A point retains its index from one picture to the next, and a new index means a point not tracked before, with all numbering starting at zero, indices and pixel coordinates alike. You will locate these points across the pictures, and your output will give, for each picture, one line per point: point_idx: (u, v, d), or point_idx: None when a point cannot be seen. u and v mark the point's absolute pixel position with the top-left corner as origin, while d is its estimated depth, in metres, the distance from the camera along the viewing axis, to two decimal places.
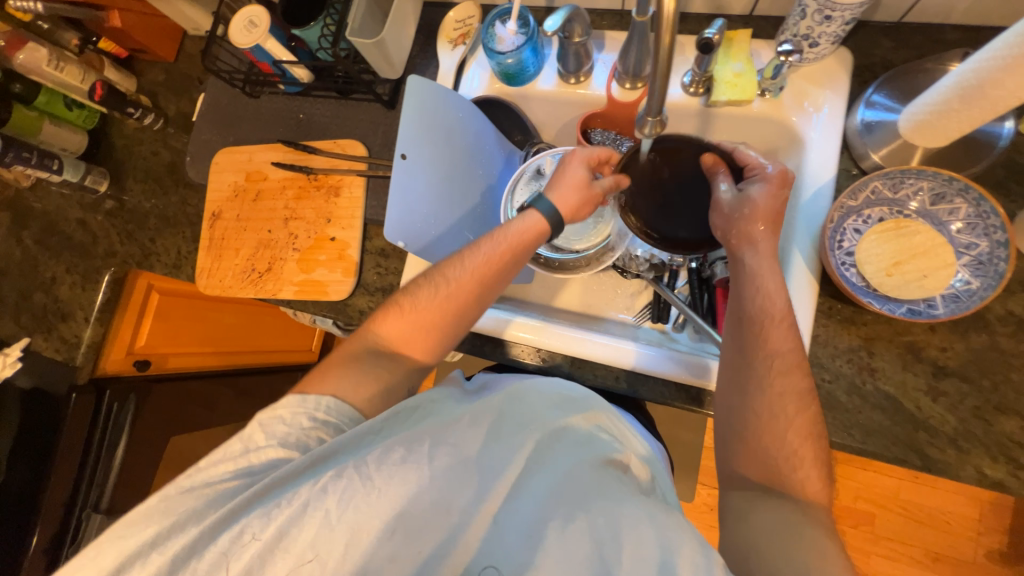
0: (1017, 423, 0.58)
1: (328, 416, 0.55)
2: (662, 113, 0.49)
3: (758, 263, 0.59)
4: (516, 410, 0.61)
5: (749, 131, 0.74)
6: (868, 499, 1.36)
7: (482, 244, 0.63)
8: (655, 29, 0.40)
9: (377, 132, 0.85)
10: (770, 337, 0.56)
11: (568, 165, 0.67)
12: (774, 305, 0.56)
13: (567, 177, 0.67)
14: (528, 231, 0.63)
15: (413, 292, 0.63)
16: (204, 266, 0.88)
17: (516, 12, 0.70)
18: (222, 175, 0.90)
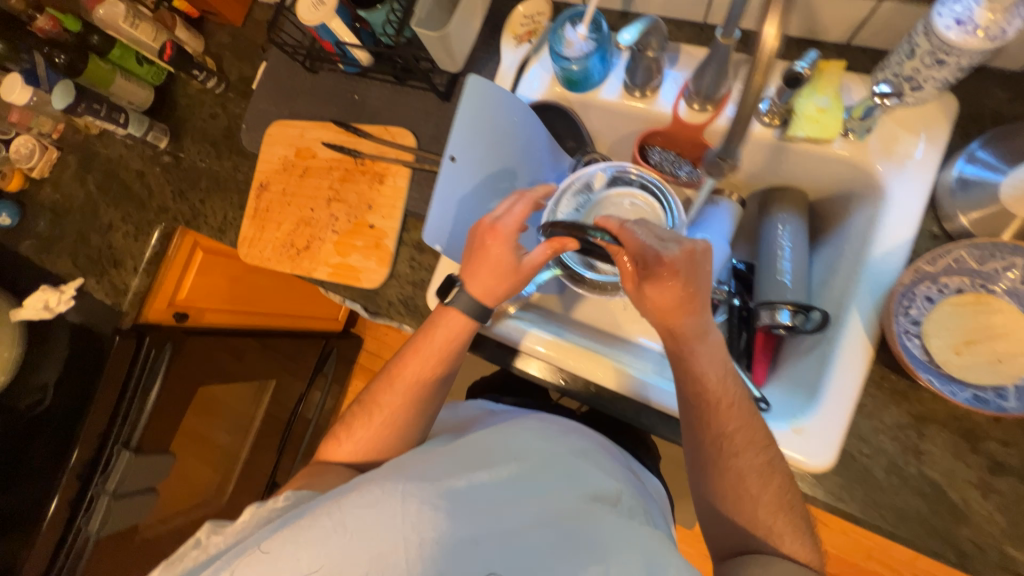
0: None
1: (285, 502, 0.57)
2: (735, 156, 0.51)
3: (701, 348, 0.60)
4: (499, 437, 0.60)
5: (824, 171, 0.68)
6: (880, 560, 1.29)
7: (409, 356, 0.68)
8: (749, 67, 0.41)
9: (428, 123, 0.83)
10: (717, 423, 0.58)
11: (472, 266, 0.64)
12: (709, 392, 0.58)
13: (475, 270, 0.64)
14: (446, 331, 0.67)
15: (351, 424, 0.69)
16: (246, 235, 0.90)
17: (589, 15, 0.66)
18: (274, 147, 0.91)
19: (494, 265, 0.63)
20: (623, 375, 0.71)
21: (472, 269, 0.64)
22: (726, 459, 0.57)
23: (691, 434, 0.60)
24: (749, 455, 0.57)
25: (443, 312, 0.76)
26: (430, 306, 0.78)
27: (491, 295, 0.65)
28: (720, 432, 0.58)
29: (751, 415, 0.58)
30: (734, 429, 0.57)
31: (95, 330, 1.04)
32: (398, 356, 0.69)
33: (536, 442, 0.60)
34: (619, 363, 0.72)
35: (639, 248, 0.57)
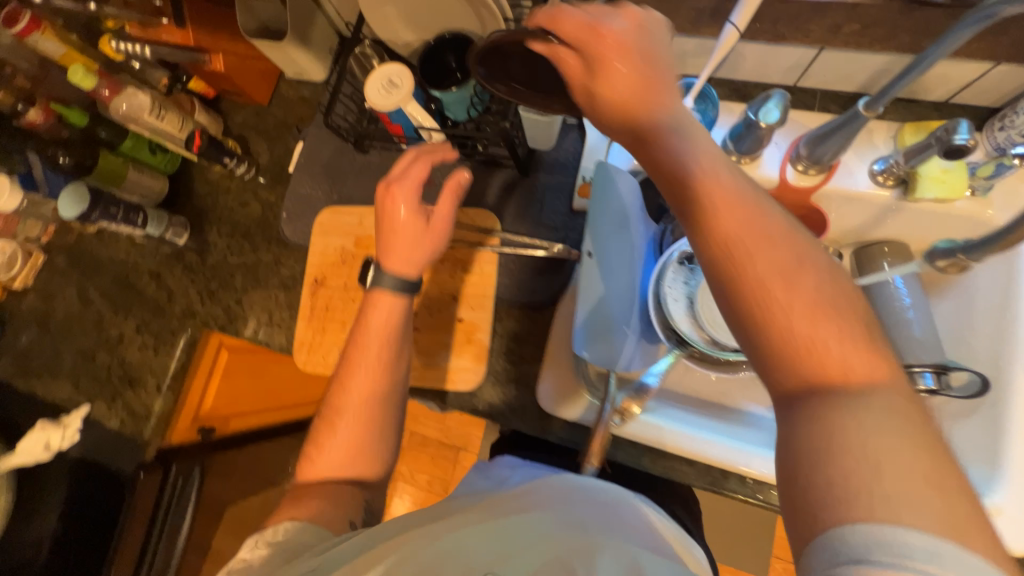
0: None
1: (280, 538, 0.49)
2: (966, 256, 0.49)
3: (700, 157, 0.39)
4: (513, 503, 0.47)
5: (934, 227, 0.68)
6: None
7: (356, 355, 0.60)
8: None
9: (509, 201, 0.77)
10: (803, 279, 0.34)
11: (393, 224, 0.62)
12: (728, 221, 0.36)
13: (395, 231, 0.62)
14: (386, 309, 0.61)
15: (316, 435, 0.59)
16: (303, 339, 0.79)
17: (699, 88, 0.63)
18: (328, 238, 0.81)
19: (404, 228, 0.62)
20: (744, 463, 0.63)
21: (388, 266, 0.62)
22: (821, 423, 0.31)
23: (751, 334, 0.34)
24: (869, 414, 0.30)
25: (561, 413, 0.67)
26: (543, 407, 0.68)
27: (412, 263, 0.62)
28: (850, 378, 0.32)
29: (797, 263, 0.34)
30: (868, 383, 0.32)
31: (103, 465, 0.87)
32: (348, 338, 0.62)
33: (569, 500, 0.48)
34: (740, 450, 0.64)
35: (582, 31, 0.41)
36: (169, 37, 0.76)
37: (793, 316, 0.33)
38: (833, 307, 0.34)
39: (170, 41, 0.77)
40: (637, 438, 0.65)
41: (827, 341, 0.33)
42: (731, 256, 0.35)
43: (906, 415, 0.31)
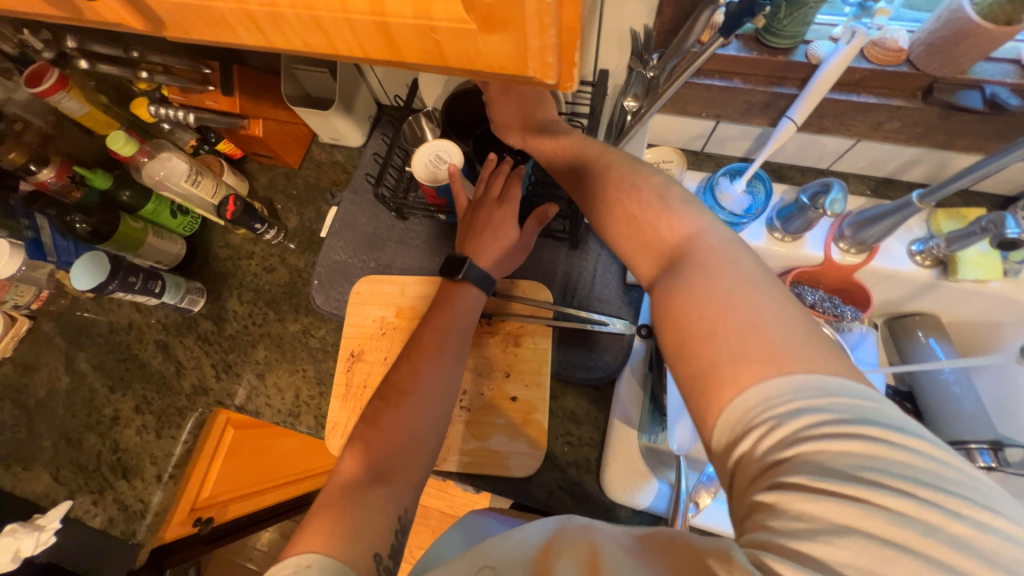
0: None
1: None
2: None
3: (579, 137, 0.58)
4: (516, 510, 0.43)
5: (969, 305, 0.71)
6: None
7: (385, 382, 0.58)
8: None
9: (559, 272, 0.76)
10: (642, 189, 0.49)
11: (474, 234, 0.65)
12: (594, 167, 0.54)
13: (476, 230, 0.65)
14: (459, 307, 0.63)
15: (372, 418, 0.55)
16: (338, 421, 0.72)
17: (751, 173, 0.66)
18: (366, 308, 0.77)
19: (482, 232, 0.65)
20: None
21: (434, 323, 0.61)
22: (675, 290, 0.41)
23: (622, 237, 0.50)
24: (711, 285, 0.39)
25: (631, 503, 0.63)
26: (606, 492, 0.65)
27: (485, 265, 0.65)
28: (710, 274, 0.40)
29: (659, 195, 0.48)
30: (732, 278, 0.39)
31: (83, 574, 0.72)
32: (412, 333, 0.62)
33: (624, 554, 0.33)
34: None
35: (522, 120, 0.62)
36: (211, 102, 0.74)
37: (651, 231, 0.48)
38: (669, 202, 0.48)
39: (213, 107, 0.75)
40: (706, 528, 0.63)
41: (696, 248, 0.43)
42: (598, 196, 0.53)
43: (767, 302, 0.37)
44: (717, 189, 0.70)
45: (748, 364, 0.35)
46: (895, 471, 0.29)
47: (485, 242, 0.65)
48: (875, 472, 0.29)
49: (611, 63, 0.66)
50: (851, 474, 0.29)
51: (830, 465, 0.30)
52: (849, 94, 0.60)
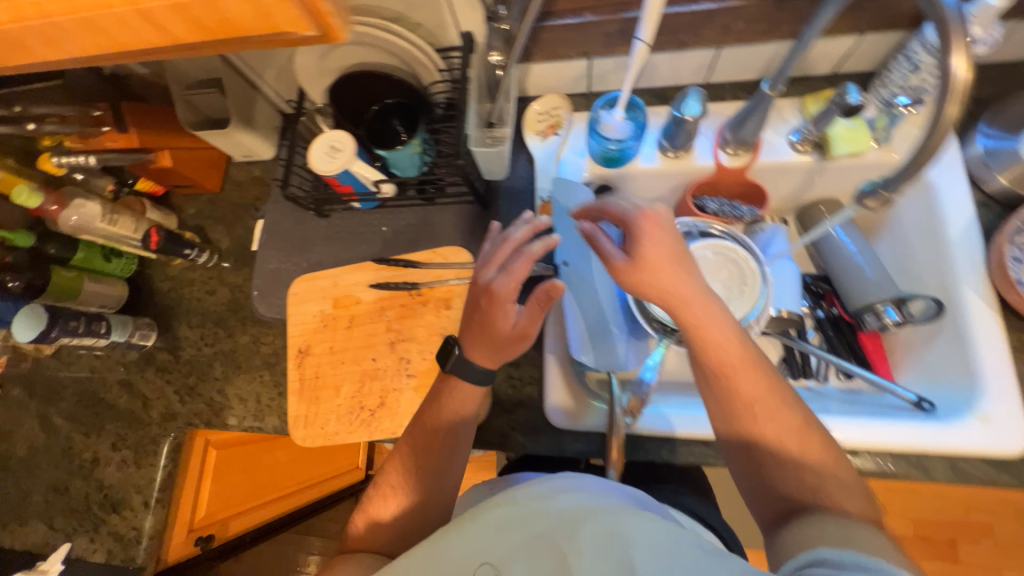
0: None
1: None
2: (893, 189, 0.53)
3: (701, 312, 0.56)
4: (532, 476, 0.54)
5: (857, 180, 0.76)
6: (979, 509, 1.36)
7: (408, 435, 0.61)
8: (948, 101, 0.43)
9: (477, 233, 0.80)
10: (742, 387, 0.54)
11: (478, 325, 0.59)
12: (716, 356, 0.55)
13: (484, 323, 0.58)
14: (451, 402, 0.60)
15: (375, 496, 0.60)
16: (298, 414, 0.76)
17: (625, 99, 0.70)
18: (305, 305, 0.81)
19: (489, 328, 0.58)
20: None
21: (424, 417, 0.61)
22: (735, 383, 0.55)
23: (709, 388, 0.56)
24: (786, 424, 0.53)
25: (577, 426, 0.67)
26: (553, 423, 0.69)
27: (487, 358, 0.59)
28: (785, 409, 0.54)
29: (764, 386, 0.54)
30: (774, 441, 0.53)
31: None
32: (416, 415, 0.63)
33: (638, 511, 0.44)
34: None
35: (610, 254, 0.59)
36: (111, 142, 0.76)
37: (698, 318, 0.56)
38: (760, 362, 0.56)
39: (114, 146, 0.76)
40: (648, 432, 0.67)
41: (772, 393, 0.54)
42: (698, 323, 0.56)
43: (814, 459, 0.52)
44: (599, 122, 0.73)
45: (810, 538, 0.46)
46: None
47: (484, 339, 0.58)
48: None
49: (472, 25, 0.70)
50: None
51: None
52: (688, 6, 0.66)
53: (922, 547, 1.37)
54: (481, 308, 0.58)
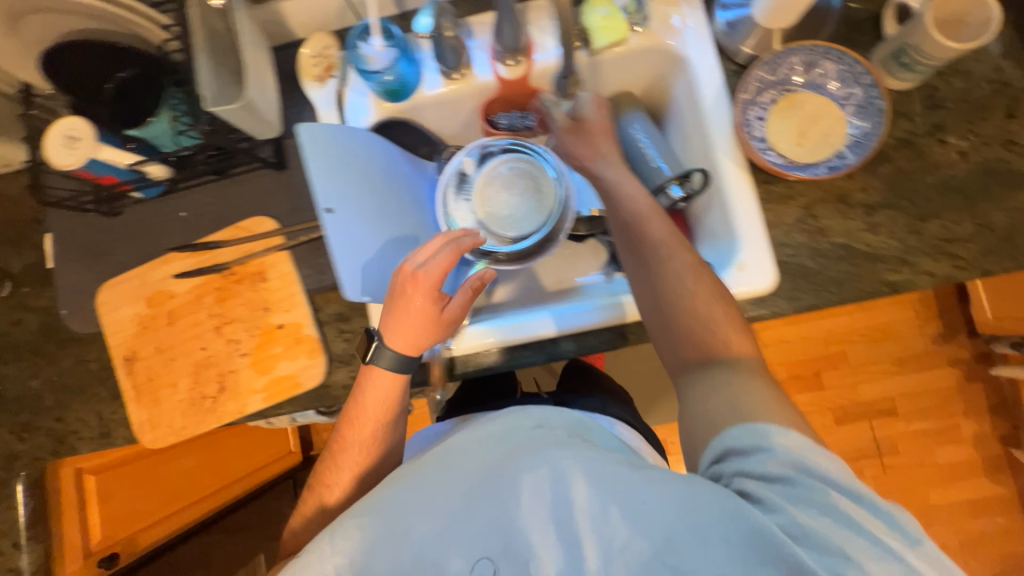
0: (970, 224, 0.66)
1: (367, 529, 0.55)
2: None
3: (615, 172, 0.69)
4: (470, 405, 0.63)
5: (633, 68, 0.78)
6: (835, 341, 1.60)
7: (362, 420, 0.64)
8: None
9: (280, 198, 0.77)
10: (651, 229, 0.64)
11: (403, 310, 0.61)
12: (633, 202, 0.66)
13: (405, 312, 0.61)
14: (377, 393, 0.64)
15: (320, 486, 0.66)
16: (141, 420, 0.75)
17: (376, 25, 0.67)
18: (119, 311, 0.77)
19: (420, 313, 0.61)
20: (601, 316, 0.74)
21: (354, 421, 0.64)
22: (644, 232, 0.64)
23: (632, 253, 0.64)
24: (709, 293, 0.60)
25: None
26: None
27: (416, 343, 0.62)
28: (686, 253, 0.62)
29: (670, 232, 0.64)
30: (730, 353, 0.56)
31: None
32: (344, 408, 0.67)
33: (577, 448, 0.52)
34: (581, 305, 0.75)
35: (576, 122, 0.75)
36: None
37: (617, 177, 0.68)
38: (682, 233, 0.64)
39: None
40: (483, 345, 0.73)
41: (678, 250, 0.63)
42: (633, 200, 0.66)
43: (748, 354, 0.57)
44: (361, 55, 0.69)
45: (725, 399, 0.52)
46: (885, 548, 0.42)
47: (410, 326, 0.61)
48: (828, 509, 0.43)
49: None
50: (785, 495, 0.45)
51: (764, 459, 0.47)
52: None
53: (798, 383, 1.61)
54: (408, 300, 0.61)
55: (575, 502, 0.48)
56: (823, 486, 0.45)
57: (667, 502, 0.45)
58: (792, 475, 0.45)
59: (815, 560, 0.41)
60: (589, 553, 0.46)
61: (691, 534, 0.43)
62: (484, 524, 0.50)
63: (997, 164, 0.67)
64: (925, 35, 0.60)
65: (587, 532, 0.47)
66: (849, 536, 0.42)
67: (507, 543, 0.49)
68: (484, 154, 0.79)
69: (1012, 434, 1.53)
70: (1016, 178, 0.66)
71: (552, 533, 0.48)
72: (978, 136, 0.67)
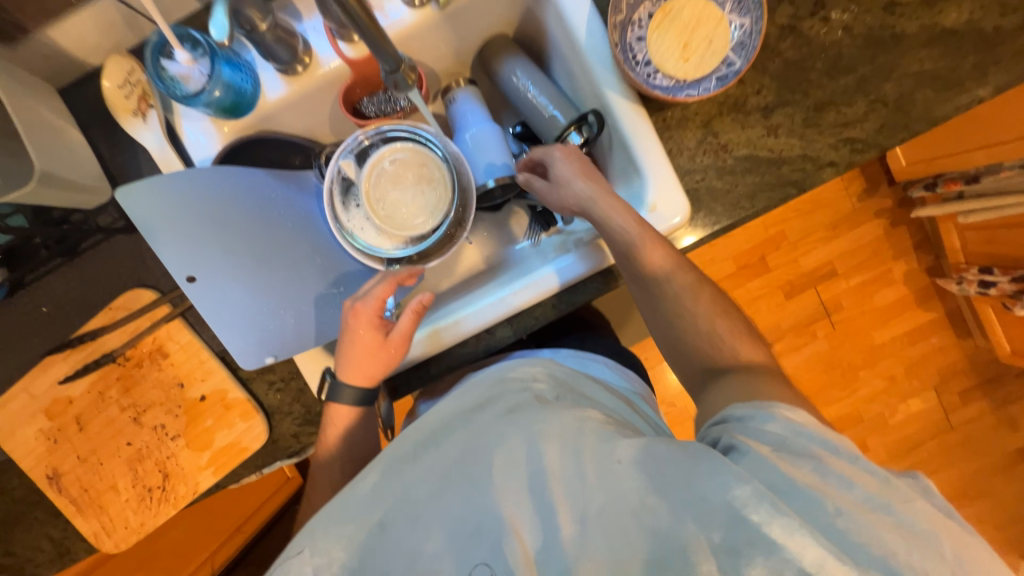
0: (863, 102, 0.65)
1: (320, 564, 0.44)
2: (403, 58, 0.45)
3: (603, 200, 0.60)
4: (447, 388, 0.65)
5: (496, 8, 0.69)
6: (774, 222, 1.64)
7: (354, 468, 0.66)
8: None
9: (147, 262, 0.67)
10: (647, 254, 0.58)
11: (347, 347, 0.63)
12: (631, 233, 0.58)
13: (352, 350, 0.63)
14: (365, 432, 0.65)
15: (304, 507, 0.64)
16: (93, 531, 0.70)
17: (171, 38, 0.55)
18: (17, 434, 0.69)
19: (367, 347, 0.62)
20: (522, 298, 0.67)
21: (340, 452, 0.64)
22: (637, 257, 0.59)
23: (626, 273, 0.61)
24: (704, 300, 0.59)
25: None
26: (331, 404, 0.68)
27: (369, 375, 0.64)
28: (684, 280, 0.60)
29: (665, 253, 0.59)
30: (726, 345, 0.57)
31: None
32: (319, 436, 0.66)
33: (559, 414, 0.49)
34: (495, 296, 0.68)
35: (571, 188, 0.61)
36: None
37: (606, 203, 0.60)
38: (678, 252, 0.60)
39: None
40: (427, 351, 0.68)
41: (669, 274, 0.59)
42: (620, 227, 0.59)
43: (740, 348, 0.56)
44: (170, 75, 0.58)
45: (739, 390, 0.50)
46: (898, 517, 0.36)
47: (359, 360, 0.63)
48: (833, 468, 0.39)
49: None
50: (783, 450, 0.41)
51: (765, 426, 0.43)
52: None
53: (748, 272, 1.67)
54: (355, 339, 0.62)
55: (549, 467, 0.44)
56: (819, 454, 0.40)
57: (636, 457, 0.42)
58: (789, 438, 0.42)
59: (798, 510, 0.36)
60: (564, 515, 0.42)
61: (673, 484, 0.39)
62: (465, 502, 0.44)
63: (881, 32, 0.64)
64: None
65: (563, 496, 0.42)
66: (844, 487, 0.37)
67: (474, 523, 0.43)
68: (360, 151, 0.70)
69: (935, 264, 1.66)
70: (900, 42, 0.64)
71: (527, 512, 0.42)
72: (859, 5, 0.64)
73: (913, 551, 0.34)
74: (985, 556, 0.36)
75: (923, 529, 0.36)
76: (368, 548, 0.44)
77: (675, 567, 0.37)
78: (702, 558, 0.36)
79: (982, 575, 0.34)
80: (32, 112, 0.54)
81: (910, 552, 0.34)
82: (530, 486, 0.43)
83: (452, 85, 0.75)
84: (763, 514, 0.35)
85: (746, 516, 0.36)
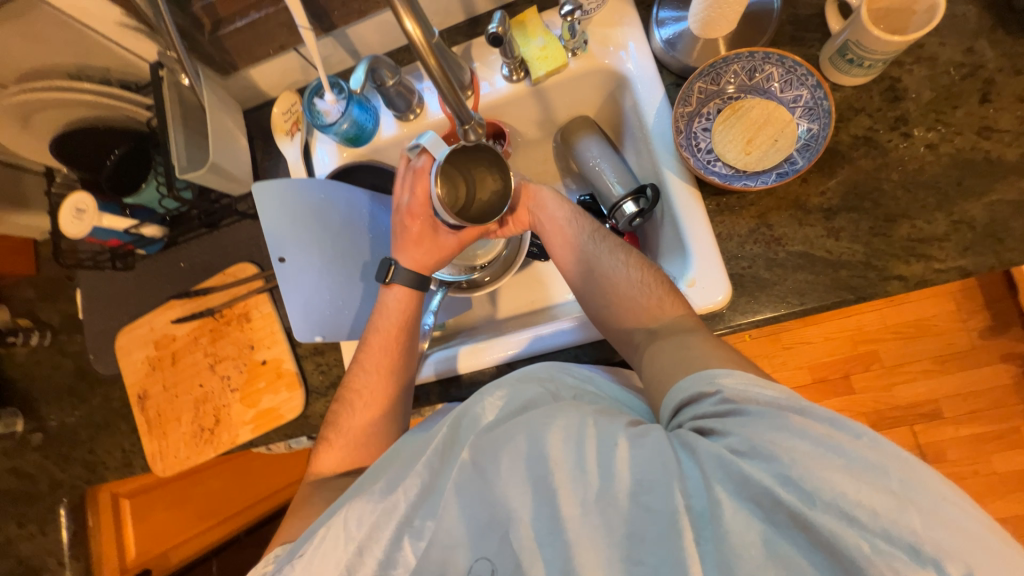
0: (945, 221, 0.61)
1: (350, 527, 0.49)
2: (474, 117, 0.51)
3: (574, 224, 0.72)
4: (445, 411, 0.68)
5: (582, 90, 0.79)
6: (864, 340, 1.47)
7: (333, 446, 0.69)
8: (417, 58, 0.43)
9: (260, 245, 0.83)
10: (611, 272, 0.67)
11: (404, 239, 0.71)
12: (591, 247, 0.70)
13: (409, 240, 0.71)
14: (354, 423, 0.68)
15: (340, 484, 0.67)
16: (153, 451, 0.84)
17: (326, 84, 0.73)
18: (132, 355, 0.86)
19: (417, 240, 0.70)
20: (566, 335, 0.71)
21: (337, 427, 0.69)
22: (606, 273, 0.67)
23: (586, 281, 0.69)
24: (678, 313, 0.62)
25: None
26: None
27: (428, 264, 0.71)
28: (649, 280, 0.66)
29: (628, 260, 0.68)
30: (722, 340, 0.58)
31: None
32: (333, 416, 0.70)
33: (567, 407, 0.50)
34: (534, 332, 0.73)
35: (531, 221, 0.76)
36: None
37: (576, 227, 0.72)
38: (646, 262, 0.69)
39: None
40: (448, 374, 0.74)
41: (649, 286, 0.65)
42: (586, 249, 0.70)
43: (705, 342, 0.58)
44: (318, 109, 0.76)
45: (703, 358, 0.54)
46: (851, 457, 0.39)
47: (419, 249, 0.71)
48: (780, 423, 0.42)
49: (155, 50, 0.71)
50: (739, 423, 0.45)
51: (716, 401, 0.48)
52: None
53: (825, 388, 1.49)
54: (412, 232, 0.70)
55: (552, 453, 0.46)
56: (774, 411, 0.44)
57: (631, 449, 0.46)
58: (743, 407, 0.46)
59: (758, 467, 0.41)
60: (565, 499, 0.44)
61: (660, 472, 0.44)
62: (473, 490, 0.48)
63: (972, 154, 0.61)
64: (864, 31, 0.57)
65: (564, 481, 0.45)
66: (795, 442, 0.40)
67: (490, 505, 0.47)
68: None
69: None
70: (996, 167, 0.60)
71: (533, 496, 0.46)
72: (948, 125, 0.62)
73: (862, 491, 0.37)
74: (924, 467, 0.38)
75: (870, 462, 0.38)
76: (401, 538, 0.49)
77: (664, 539, 0.42)
78: (685, 528, 0.41)
79: (926, 490, 0.37)
80: (221, 122, 0.74)
81: (859, 490, 0.37)
82: (535, 465, 0.47)
83: (516, 77, 0.75)
84: (727, 491, 0.41)
85: (715, 493, 0.42)
